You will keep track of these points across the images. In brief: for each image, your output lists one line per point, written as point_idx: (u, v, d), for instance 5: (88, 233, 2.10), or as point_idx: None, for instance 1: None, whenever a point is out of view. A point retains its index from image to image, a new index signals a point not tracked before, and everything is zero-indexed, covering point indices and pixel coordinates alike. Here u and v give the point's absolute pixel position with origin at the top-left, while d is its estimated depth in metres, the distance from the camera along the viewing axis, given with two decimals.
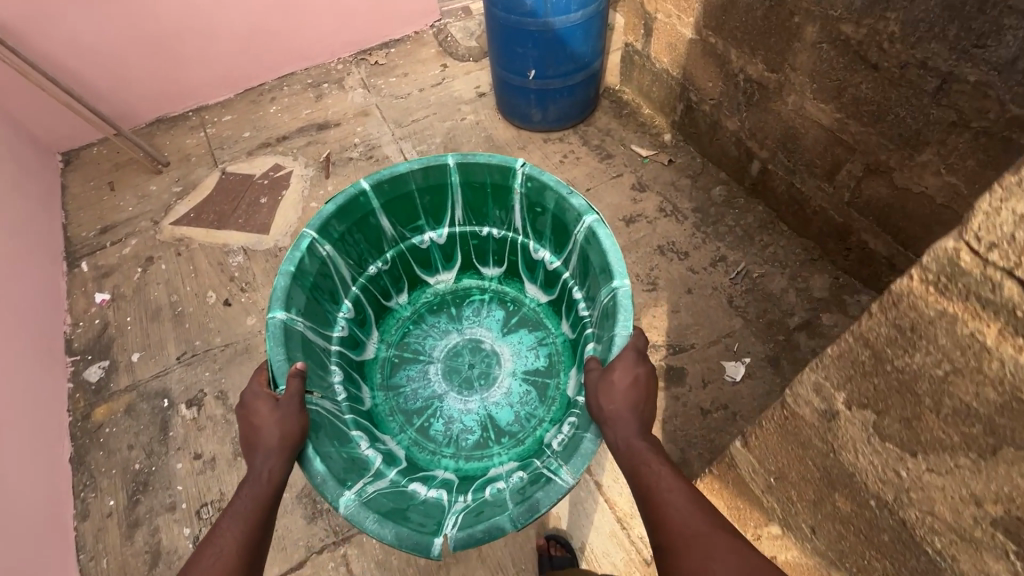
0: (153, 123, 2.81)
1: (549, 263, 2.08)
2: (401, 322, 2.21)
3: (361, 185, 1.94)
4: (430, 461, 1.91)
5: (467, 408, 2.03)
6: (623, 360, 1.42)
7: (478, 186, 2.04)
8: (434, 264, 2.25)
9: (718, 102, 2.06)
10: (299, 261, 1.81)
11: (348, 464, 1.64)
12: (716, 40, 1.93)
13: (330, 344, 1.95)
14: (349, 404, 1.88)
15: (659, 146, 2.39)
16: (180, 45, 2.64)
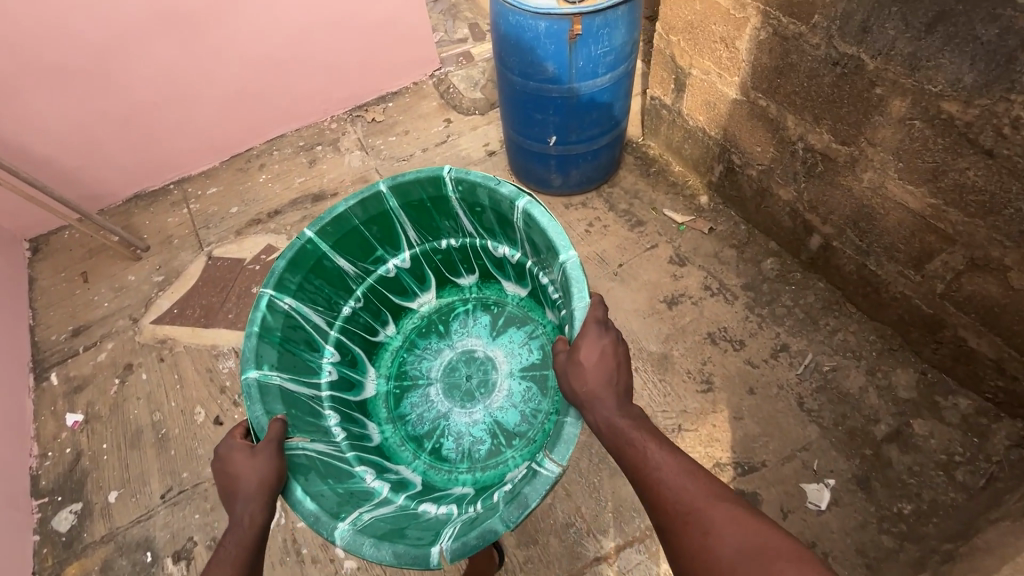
0: (130, 200, 2.55)
1: (511, 256, 2.02)
2: (394, 352, 2.15)
3: (304, 234, 1.85)
4: (448, 482, 1.85)
5: (473, 421, 1.98)
6: (586, 338, 1.39)
7: (418, 203, 1.96)
8: (409, 289, 2.20)
9: (767, 167, 1.82)
10: (260, 322, 1.75)
11: (343, 499, 1.58)
12: (768, 103, 1.68)
13: (320, 392, 1.92)
14: (350, 444, 1.85)
15: (696, 210, 2.15)
16: (157, 116, 2.39)
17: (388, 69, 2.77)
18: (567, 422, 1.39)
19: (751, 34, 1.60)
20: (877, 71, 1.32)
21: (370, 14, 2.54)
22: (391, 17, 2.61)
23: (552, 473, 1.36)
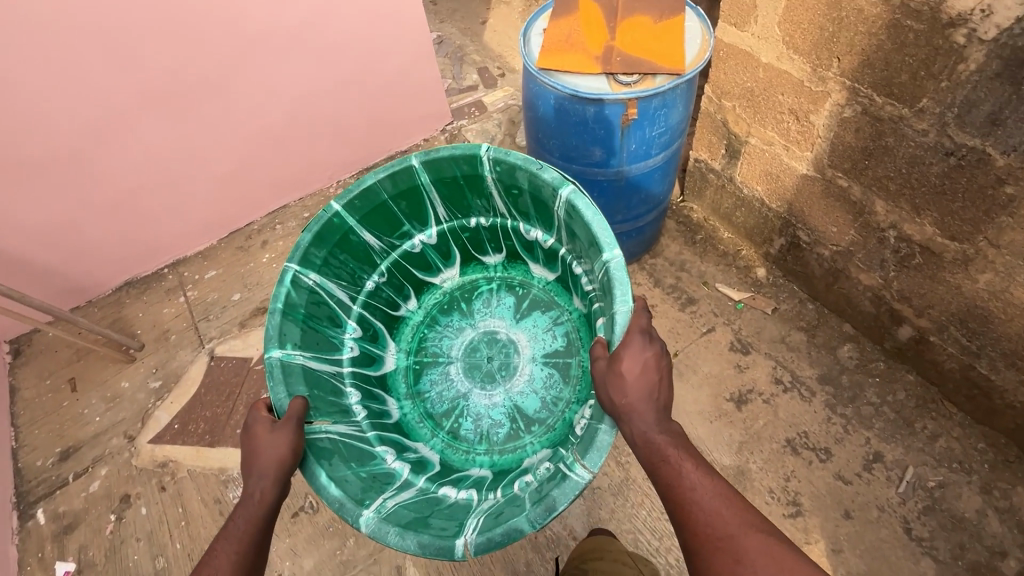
0: (120, 289, 2.31)
1: (543, 241, 1.94)
2: (415, 327, 2.11)
3: (331, 208, 1.78)
4: (465, 461, 1.84)
5: (492, 404, 1.94)
6: (630, 348, 1.25)
7: (450, 182, 1.87)
8: (433, 264, 2.13)
9: (845, 249, 1.60)
10: (284, 298, 1.71)
11: (369, 482, 1.56)
12: (850, 184, 1.46)
13: (342, 367, 1.88)
14: (370, 422, 1.81)
15: (754, 286, 1.92)
16: (148, 199, 2.16)
17: (396, 129, 2.55)
18: (601, 428, 1.38)
19: (832, 110, 1.39)
20: (1009, 168, 1.13)
21: (376, 71, 2.31)
22: (399, 73, 2.38)
23: (581, 476, 1.33)
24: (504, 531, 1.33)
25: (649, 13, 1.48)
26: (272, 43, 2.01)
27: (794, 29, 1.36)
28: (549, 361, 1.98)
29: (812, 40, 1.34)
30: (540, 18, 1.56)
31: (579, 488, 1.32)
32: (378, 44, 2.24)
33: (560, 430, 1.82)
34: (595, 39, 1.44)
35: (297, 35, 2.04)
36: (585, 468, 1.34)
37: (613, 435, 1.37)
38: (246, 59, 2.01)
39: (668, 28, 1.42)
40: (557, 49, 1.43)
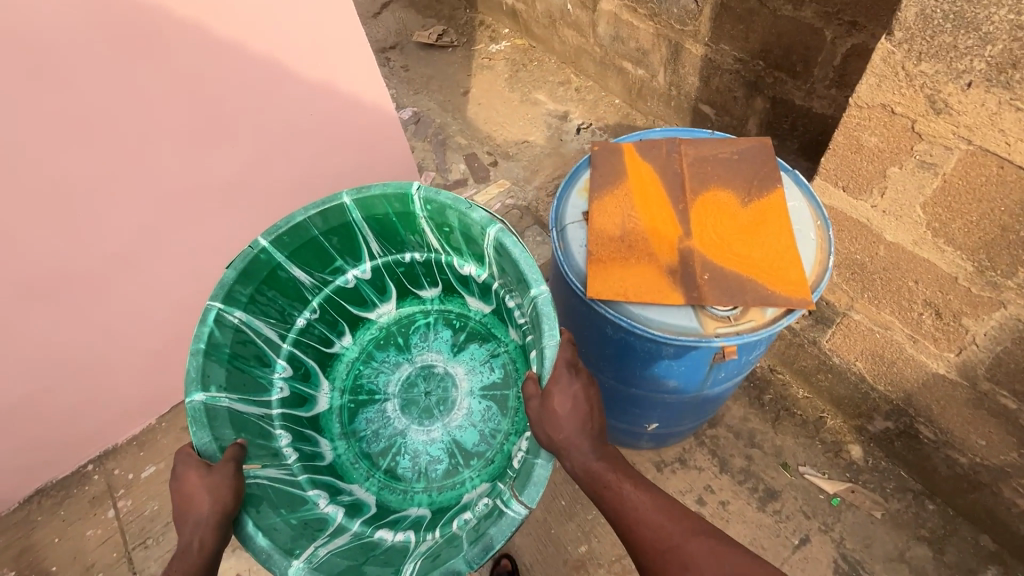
0: (29, 501, 1.77)
1: (476, 276, 1.49)
2: (346, 363, 1.56)
3: (259, 240, 1.33)
4: (402, 502, 1.36)
5: (431, 439, 1.44)
6: (558, 384, 1.05)
7: (382, 219, 1.43)
8: (367, 298, 1.60)
9: (996, 466, 1.23)
10: (208, 339, 1.26)
11: (298, 531, 1.18)
12: (1021, 407, 1.08)
13: (268, 409, 1.39)
14: (302, 465, 1.35)
15: (849, 472, 1.51)
16: (54, 398, 1.62)
17: None
18: (537, 459, 1.12)
19: (1007, 325, 0.99)
20: None
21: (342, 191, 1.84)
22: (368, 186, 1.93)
23: (520, 512, 1.07)
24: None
25: (728, 187, 1.05)
26: (210, 196, 1.53)
27: (953, 218, 0.95)
28: (490, 394, 1.49)
29: (983, 238, 0.93)
30: (568, 186, 1.13)
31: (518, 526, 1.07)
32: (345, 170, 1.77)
33: (502, 466, 1.34)
34: (661, 237, 1.00)
35: (247, 177, 1.57)
36: (523, 502, 1.09)
37: (551, 468, 1.11)
38: (175, 218, 1.51)
39: (766, 222, 0.99)
40: (609, 258, 0.98)
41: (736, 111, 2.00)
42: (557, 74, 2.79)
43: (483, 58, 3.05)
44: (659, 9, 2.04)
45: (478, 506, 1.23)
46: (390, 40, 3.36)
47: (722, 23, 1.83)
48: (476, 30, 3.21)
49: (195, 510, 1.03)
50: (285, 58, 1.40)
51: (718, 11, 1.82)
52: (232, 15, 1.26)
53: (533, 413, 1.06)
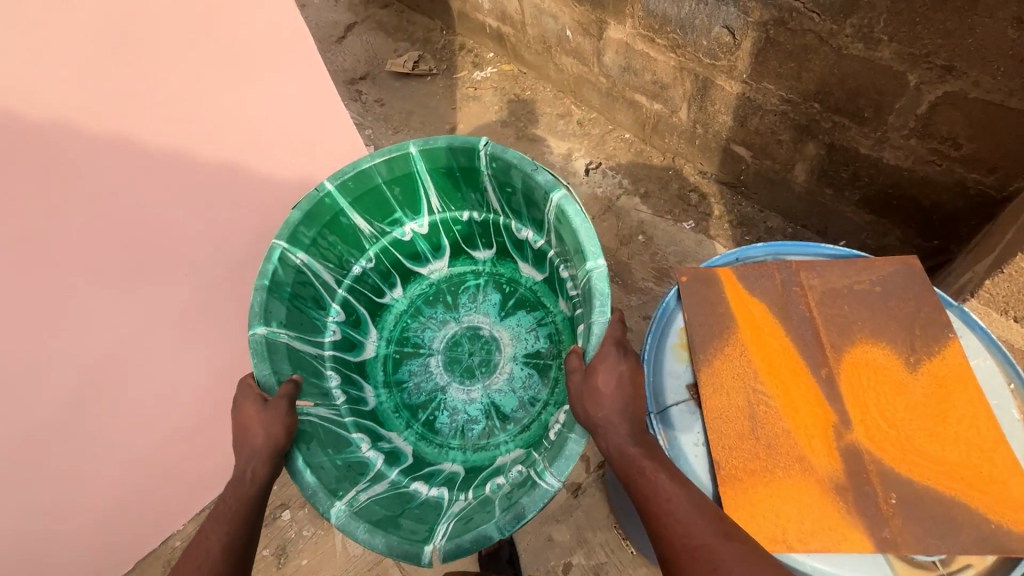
0: None
1: (534, 242, 1.59)
2: (397, 314, 1.71)
3: (325, 185, 1.46)
4: (437, 456, 1.51)
5: (470, 398, 1.59)
6: (605, 359, 0.92)
7: (446, 172, 1.55)
8: (422, 254, 1.73)
9: None
10: (273, 277, 1.41)
11: (342, 473, 1.33)
12: None
13: (321, 349, 1.54)
14: (348, 407, 1.52)
15: None
16: None
17: None
18: (571, 435, 1.16)
19: None
20: None
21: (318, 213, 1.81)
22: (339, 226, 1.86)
23: (552, 485, 1.15)
24: (472, 537, 1.15)
25: (887, 340, 0.88)
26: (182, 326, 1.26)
27: None
28: (532, 360, 1.61)
29: None
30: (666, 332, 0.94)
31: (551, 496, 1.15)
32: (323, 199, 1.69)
33: (536, 434, 1.46)
34: (815, 437, 0.83)
35: (211, 287, 1.35)
36: (556, 475, 1.16)
37: (584, 444, 1.13)
38: (133, 357, 1.22)
39: (953, 405, 0.83)
40: (771, 473, 0.82)
41: (780, 155, 1.74)
42: (555, 105, 2.49)
43: (468, 87, 2.73)
44: (684, 41, 1.75)
45: (509, 472, 1.32)
46: (360, 69, 3.01)
47: (766, 59, 1.56)
48: (456, 55, 2.88)
49: (251, 439, 1.16)
50: (260, 142, 1.27)
51: (762, 46, 1.54)
52: (184, 116, 1.09)
53: (576, 387, 0.94)
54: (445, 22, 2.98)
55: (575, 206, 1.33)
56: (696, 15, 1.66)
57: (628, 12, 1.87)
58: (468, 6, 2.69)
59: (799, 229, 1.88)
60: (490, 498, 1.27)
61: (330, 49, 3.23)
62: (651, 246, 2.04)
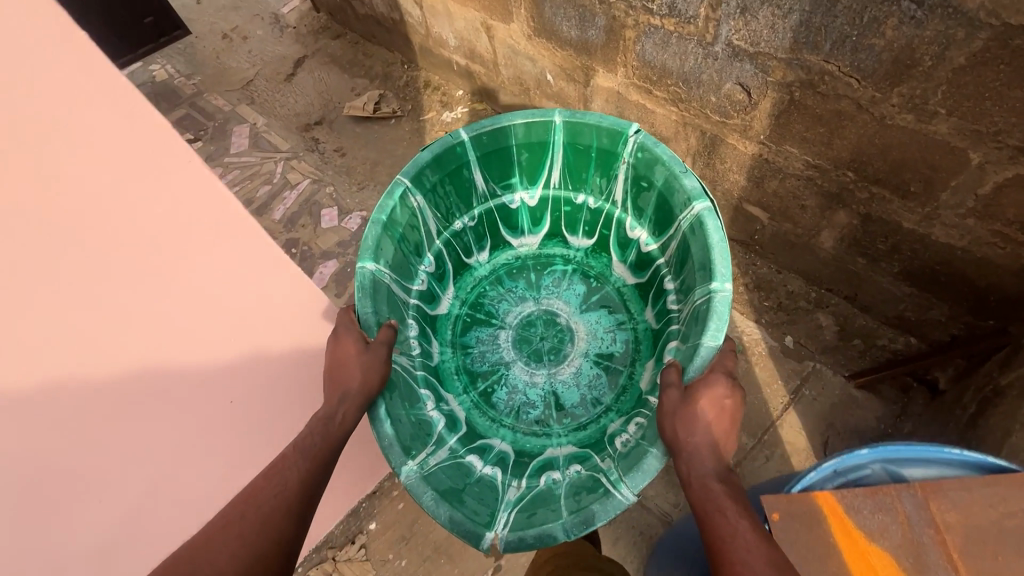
0: None
1: (643, 246, 1.71)
2: (477, 279, 1.84)
3: (461, 135, 1.62)
4: (488, 429, 1.61)
5: (533, 381, 1.69)
6: (709, 386, 1.16)
7: (582, 150, 1.67)
8: (519, 225, 1.85)
9: None
10: (391, 212, 1.54)
11: (414, 430, 1.42)
12: None
13: (408, 297, 1.64)
14: (422, 360, 1.63)
15: None
16: None
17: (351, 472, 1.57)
18: (652, 451, 1.29)
19: None
20: None
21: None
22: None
23: (627, 497, 1.25)
24: (538, 533, 1.26)
25: None
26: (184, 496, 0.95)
27: None
28: (603, 361, 1.71)
29: None
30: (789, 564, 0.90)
31: (621, 508, 1.25)
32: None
33: (592, 436, 1.57)
34: None
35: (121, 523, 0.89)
36: (630, 489, 1.26)
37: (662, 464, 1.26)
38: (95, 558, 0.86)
39: None
40: None
41: (803, 221, 1.54)
42: None
43: (438, 131, 2.50)
44: (687, 95, 1.53)
45: (566, 472, 1.45)
46: (313, 113, 2.71)
47: (789, 122, 1.34)
48: (421, 94, 2.61)
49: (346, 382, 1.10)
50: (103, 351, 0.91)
51: (786, 108, 1.33)
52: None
53: (672, 404, 1.16)
54: (406, 55, 2.70)
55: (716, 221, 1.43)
56: (704, 69, 1.43)
57: (620, 59, 1.62)
58: (429, 40, 2.41)
59: (824, 293, 1.69)
60: (552, 494, 1.37)
61: (278, 89, 2.90)
62: None
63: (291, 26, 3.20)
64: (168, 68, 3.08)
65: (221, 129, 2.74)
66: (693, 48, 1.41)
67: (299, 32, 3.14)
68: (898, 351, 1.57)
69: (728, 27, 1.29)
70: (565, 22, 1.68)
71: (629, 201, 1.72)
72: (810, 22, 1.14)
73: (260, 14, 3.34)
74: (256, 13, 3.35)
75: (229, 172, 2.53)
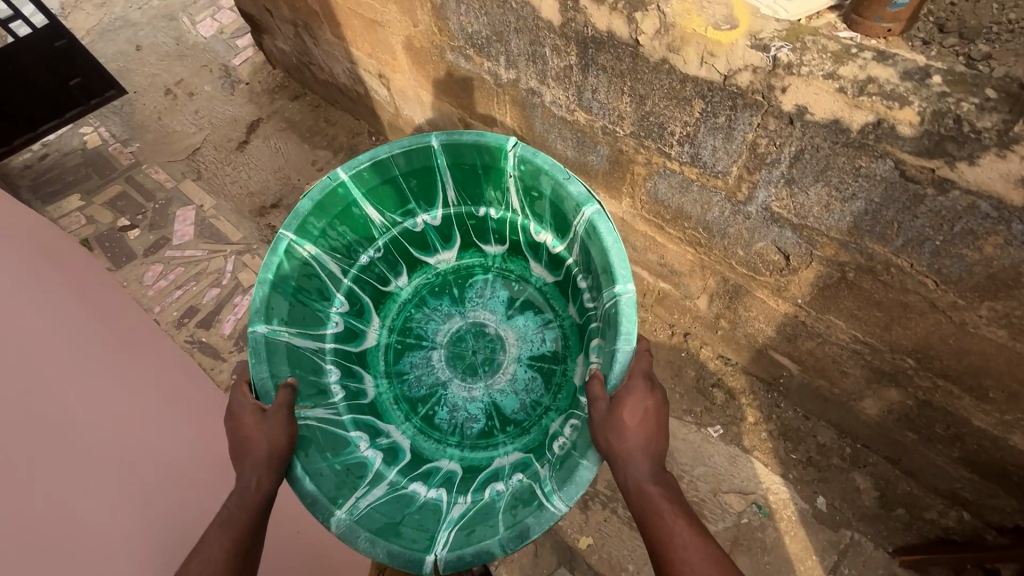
0: None
1: (552, 247, 1.66)
2: (400, 305, 1.80)
3: (339, 176, 1.60)
4: (435, 451, 1.61)
5: (472, 397, 1.68)
6: (631, 392, 1.19)
7: (467, 167, 1.63)
8: (431, 244, 1.82)
9: None
10: (278, 267, 1.55)
11: (340, 479, 1.41)
12: None
13: (322, 345, 1.66)
14: (347, 405, 1.62)
15: None
16: None
17: None
18: (582, 462, 1.27)
19: None
20: None
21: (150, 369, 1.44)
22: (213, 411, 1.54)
23: (558, 509, 1.25)
24: (474, 551, 1.26)
25: None
26: None
27: None
28: (536, 363, 1.71)
29: None
30: None
31: (554, 519, 1.25)
32: (131, 369, 1.34)
33: (537, 439, 1.57)
34: None
35: None
36: (563, 500, 1.26)
37: (595, 473, 1.26)
38: None
39: None
40: None
41: (843, 383, 1.32)
42: None
43: None
44: (708, 242, 1.29)
45: (509, 480, 1.45)
46: (270, 192, 2.39)
47: (838, 299, 1.12)
48: None
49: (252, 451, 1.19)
50: None
51: (834, 285, 1.10)
52: None
53: (601, 414, 1.19)
54: (373, 125, 2.41)
55: (609, 223, 1.36)
56: (732, 223, 1.19)
57: (628, 190, 1.37)
58: (399, 119, 2.12)
59: (860, 449, 1.49)
60: (492, 509, 1.37)
61: (228, 160, 2.56)
62: (672, 466, 1.59)
63: (243, 81, 2.86)
64: (101, 130, 2.74)
65: (162, 213, 2.39)
66: (718, 201, 1.16)
67: (252, 90, 2.81)
68: (949, 529, 1.39)
69: (766, 192, 1.05)
70: (560, 140, 1.42)
71: (527, 207, 1.66)
72: (879, 213, 0.91)
73: (208, 65, 2.98)
74: (203, 64, 2.99)
75: (171, 270, 2.19)
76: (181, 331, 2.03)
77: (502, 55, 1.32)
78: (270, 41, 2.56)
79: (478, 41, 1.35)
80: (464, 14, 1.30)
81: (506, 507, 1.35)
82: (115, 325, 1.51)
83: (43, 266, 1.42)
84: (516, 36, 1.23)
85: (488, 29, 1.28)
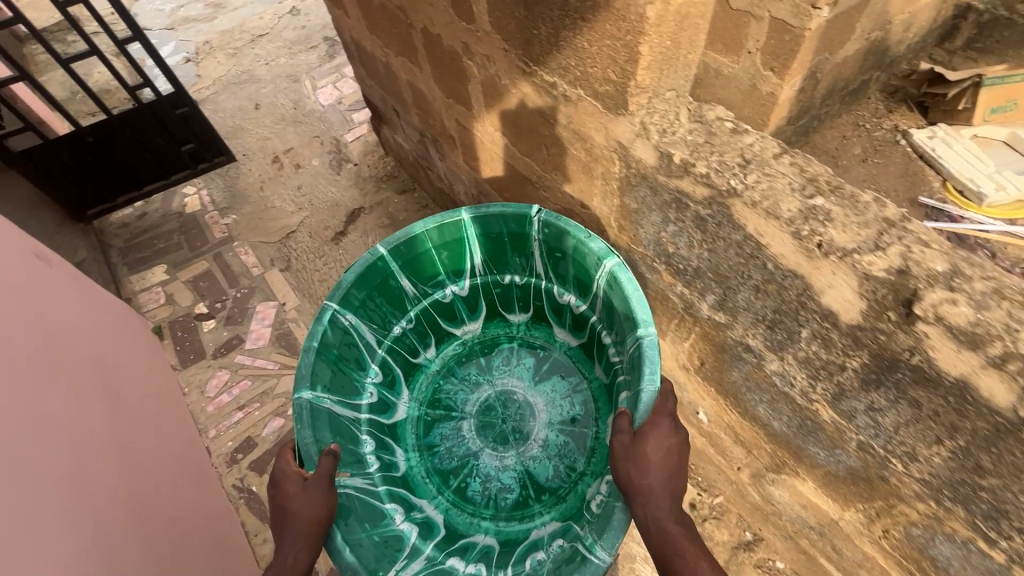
0: None
1: (575, 307, 1.34)
2: (427, 375, 1.45)
3: (379, 248, 1.29)
4: (470, 527, 1.25)
5: (503, 466, 1.33)
6: (655, 429, 0.94)
7: (495, 237, 1.33)
8: (457, 314, 1.48)
9: None
10: (321, 337, 1.21)
11: (382, 549, 1.09)
12: None
13: (358, 413, 1.28)
14: (382, 475, 1.25)
15: None
16: None
17: None
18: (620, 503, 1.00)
19: None
20: None
21: (142, 506, 1.30)
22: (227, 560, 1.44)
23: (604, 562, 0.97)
24: None
25: None
26: None
27: None
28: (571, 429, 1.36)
29: None
30: None
31: (602, 573, 0.97)
32: (112, 512, 1.20)
33: (576, 507, 1.22)
34: None
35: None
36: (607, 550, 0.98)
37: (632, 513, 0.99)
38: None
39: None
40: None
41: None
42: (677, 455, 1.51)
43: None
44: None
45: (552, 546, 1.13)
46: None
47: None
48: None
49: (292, 520, 0.95)
50: None
51: None
52: None
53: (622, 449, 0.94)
54: None
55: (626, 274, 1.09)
56: None
57: (870, 514, 0.93)
58: None
59: None
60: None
61: (320, 252, 2.33)
62: None
63: (352, 161, 2.67)
64: (203, 194, 2.57)
65: (241, 305, 2.17)
66: None
67: (360, 173, 2.61)
68: None
69: None
70: (765, 405, 1.02)
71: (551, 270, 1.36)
72: None
73: (320, 137, 2.83)
74: (316, 134, 2.85)
75: (237, 383, 1.94)
76: (231, 470, 1.75)
77: (713, 293, 0.95)
78: (389, 133, 2.36)
79: (679, 264, 0.98)
80: (670, 232, 0.94)
81: (549, 571, 1.04)
82: (113, 439, 1.38)
83: (48, 375, 1.30)
84: (754, 292, 0.85)
85: (705, 263, 0.91)
